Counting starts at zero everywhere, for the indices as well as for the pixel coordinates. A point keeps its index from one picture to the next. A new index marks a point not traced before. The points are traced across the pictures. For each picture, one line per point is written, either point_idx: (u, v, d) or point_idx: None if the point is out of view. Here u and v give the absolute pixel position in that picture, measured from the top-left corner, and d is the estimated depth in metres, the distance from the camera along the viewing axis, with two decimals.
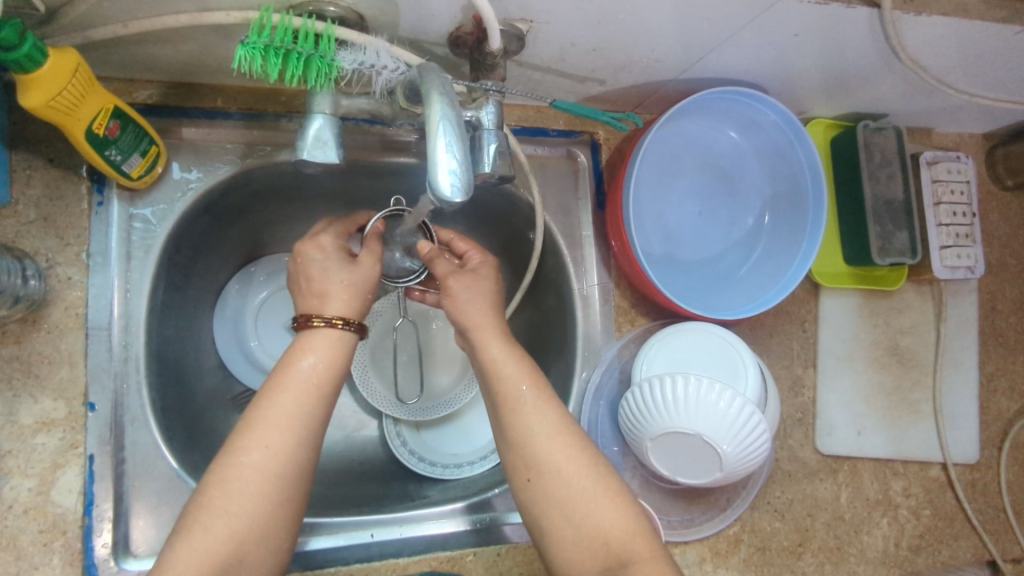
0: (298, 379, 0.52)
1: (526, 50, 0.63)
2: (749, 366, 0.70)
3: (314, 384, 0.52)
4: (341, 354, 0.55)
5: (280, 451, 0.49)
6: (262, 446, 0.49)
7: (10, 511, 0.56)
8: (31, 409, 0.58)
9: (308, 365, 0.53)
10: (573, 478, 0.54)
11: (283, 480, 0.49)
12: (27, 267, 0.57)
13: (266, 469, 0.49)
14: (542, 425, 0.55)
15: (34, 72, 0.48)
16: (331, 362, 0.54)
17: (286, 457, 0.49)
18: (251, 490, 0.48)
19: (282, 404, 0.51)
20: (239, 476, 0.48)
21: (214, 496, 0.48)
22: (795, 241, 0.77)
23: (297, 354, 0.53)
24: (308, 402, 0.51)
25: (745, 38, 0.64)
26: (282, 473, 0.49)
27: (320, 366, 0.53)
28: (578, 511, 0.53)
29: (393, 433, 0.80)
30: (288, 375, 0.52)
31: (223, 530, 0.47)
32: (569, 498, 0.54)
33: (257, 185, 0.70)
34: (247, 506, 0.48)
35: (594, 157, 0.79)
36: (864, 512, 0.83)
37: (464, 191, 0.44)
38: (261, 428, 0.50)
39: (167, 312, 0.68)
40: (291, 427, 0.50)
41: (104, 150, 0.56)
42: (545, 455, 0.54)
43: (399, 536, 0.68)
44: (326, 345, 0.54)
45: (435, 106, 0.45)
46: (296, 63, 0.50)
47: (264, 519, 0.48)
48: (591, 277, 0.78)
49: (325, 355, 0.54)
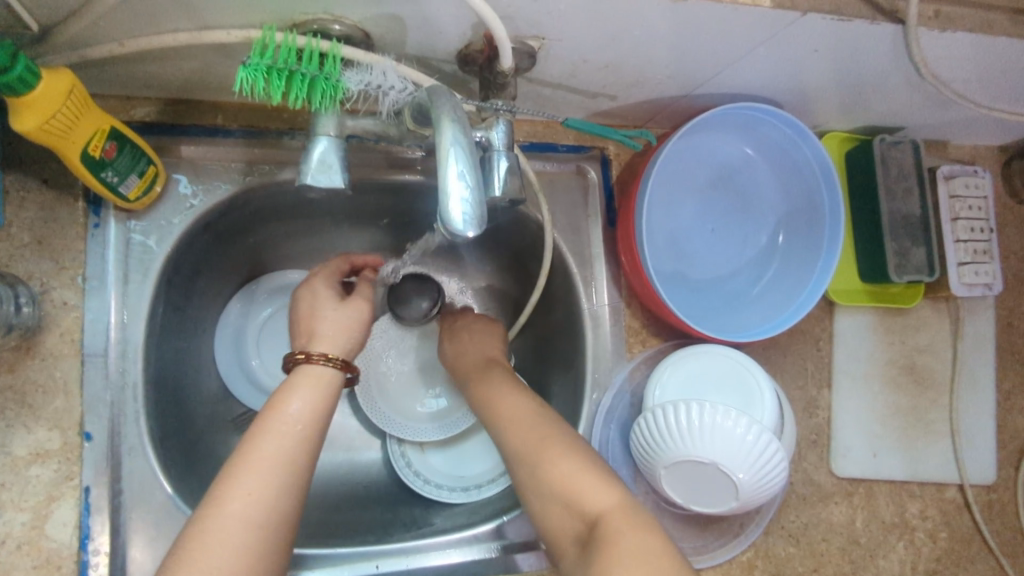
0: (281, 425, 0.50)
1: (537, 67, 0.61)
2: (766, 392, 0.68)
3: (298, 428, 0.50)
4: (325, 399, 0.54)
5: (267, 496, 0.47)
6: (246, 493, 0.46)
7: (3, 547, 0.54)
8: (25, 440, 0.56)
9: (292, 410, 0.51)
10: (542, 453, 0.53)
11: (268, 527, 0.46)
12: (20, 294, 0.55)
13: (252, 517, 0.45)
14: (552, 449, 0.53)
15: (26, 95, 0.46)
16: (314, 405, 0.52)
17: (271, 503, 0.47)
18: (234, 538, 0.45)
19: (264, 448, 0.49)
20: (222, 523, 0.45)
21: (196, 544, 0.44)
22: (810, 259, 0.75)
23: (282, 401, 0.52)
24: (293, 449, 0.50)
25: (765, 53, 0.61)
26: (267, 520, 0.46)
27: (304, 411, 0.52)
28: (553, 483, 0.51)
29: (398, 453, 0.78)
30: (270, 420, 0.50)
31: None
32: (546, 473, 0.52)
33: (259, 204, 0.68)
34: (233, 556, 0.44)
35: (604, 173, 0.77)
36: (880, 536, 0.81)
37: (476, 223, 0.42)
38: (245, 473, 0.47)
39: (166, 335, 0.66)
40: (275, 471, 0.48)
41: (100, 172, 0.54)
42: (521, 445, 0.54)
43: (404, 568, 0.66)
44: (310, 390, 0.53)
45: (446, 131, 0.43)
46: (300, 85, 0.48)
47: (251, 569, 0.44)
48: (602, 297, 0.76)
49: (309, 399, 0.53)
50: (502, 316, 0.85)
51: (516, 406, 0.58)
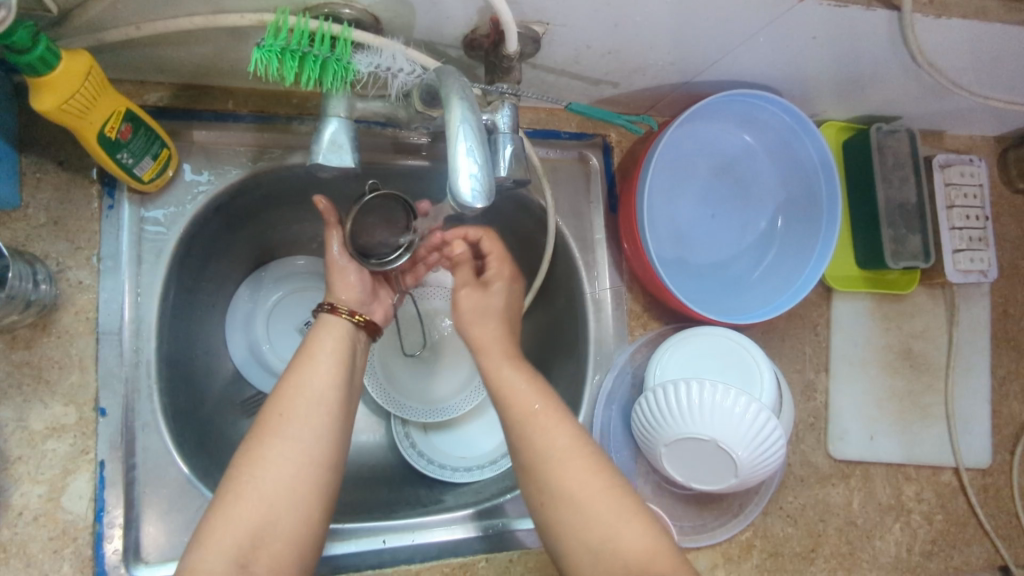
0: (310, 365, 0.57)
1: (541, 52, 0.62)
2: (765, 372, 0.69)
3: (326, 364, 0.57)
4: (347, 342, 0.61)
5: (303, 420, 0.53)
6: (280, 415, 0.53)
7: (20, 518, 0.56)
8: (42, 414, 0.57)
9: (323, 351, 0.59)
10: (588, 503, 0.54)
11: (306, 445, 0.52)
12: (38, 271, 0.57)
13: (289, 437, 0.52)
14: (560, 438, 0.57)
15: (47, 76, 0.47)
16: (336, 347, 0.60)
17: (308, 426, 0.53)
18: (276, 454, 0.51)
19: (298, 384, 0.56)
20: (265, 442, 0.52)
21: (245, 464, 0.51)
22: (807, 244, 0.77)
23: (315, 342, 0.60)
24: (327, 379, 0.57)
25: (763, 40, 0.63)
26: (304, 438, 0.53)
27: (330, 351, 0.59)
28: (595, 538, 0.53)
29: (400, 433, 0.79)
30: (301, 363, 0.58)
31: (254, 490, 0.50)
32: (585, 521, 0.54)
33: (268, 188, 0.70)
34: (275, 468, 0.51)
35: (606, 160, 0.78)
36: (877, 517, 0.82)
37: (484, 197, 0.44)
38: (282, 404, 0.54)
39: (178, 316, 0.67)
40: (309, 400, 0.55)
41: (115, 153, 0.55)
42: (559, 481, 0.55)
43: (411, 542, 0.67)
44: (336, 332, 0.61)
45: (455, 109, 0.45)
46: (312, 66, 0.49)
47: (294, 481, 0.51)
48: (603, 281, 0.77)
49: (332, 344, 0.60)
50: None
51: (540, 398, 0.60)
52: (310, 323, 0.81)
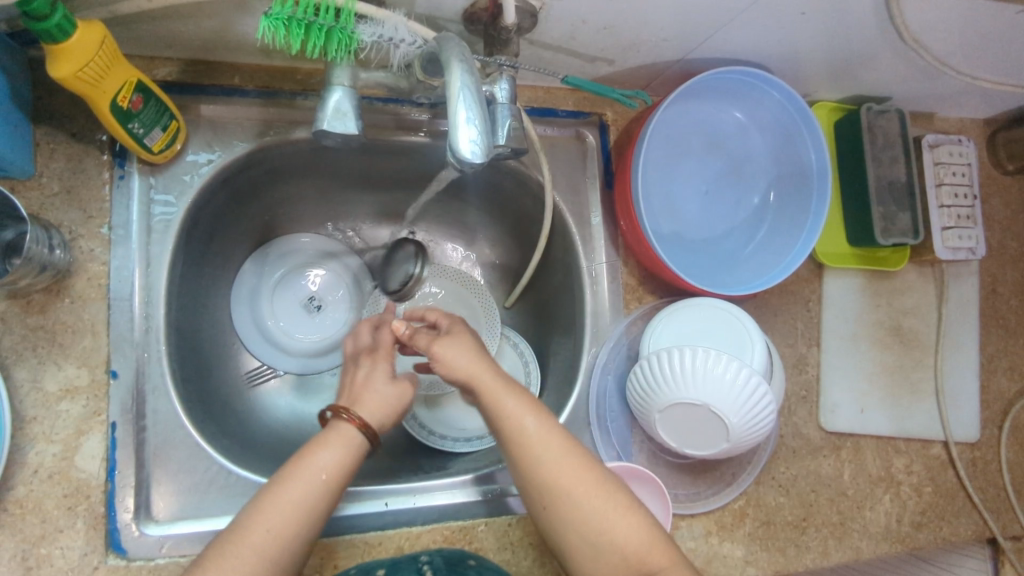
0: (307, 476, 0.53)
1: (539, 28, 0.64)
2: (756, 341, 0.71)
3: (323, 481, 0.54)
4: (352, 461, 0.56)
5: (280, 539, 0.51)
6: (265, 531, 0.51)
7: (35, 476, 0.58)
8: (56, 376, 0.59)
9: (323, 460, 0.54)
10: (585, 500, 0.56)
11: (275, 567, 0.51)
12: (53, 237, 0.59)
13: (264, 553, 0.50)
14: (549, 450, 0.57)
15: (64, 43, 0.49)
16: (340, 464, 0.55)
17: (281, 545, 0.51)
18: (242, 570, 0.49)
19: (288, 495, 0.52)
20: (238, 557, 0.50)
21: (210, 568, 0.49)
22: (797, 220, 0.79)
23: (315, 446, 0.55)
24: (318, 495, 0.53)
25: (754, 16, 0.65)
26: (274, 560, 0.51)
27: (333, 472, 0.54)
28: (592, 530, 0.56)
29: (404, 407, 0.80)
30: (299, 470, 0.54)
31: None
32: (584, 518, 0.56)
33: (273, 162, 0.72)
34: None
35: (603, 138, 0.80)
36: (867, 488, 0.84)
37: (484, 155, 0.46)
38: (265, 517, 0.51)
39: (186, 286, 0.69)
40: (290, 521, 0.52)
41: (127, 123, 0.57)
42: (553, 482, 0.56)
43: (412, 506, 0.69)
44: (345, 444, 0.56)
45: (455, 73, 0.47)
46: (317, 35, 0.51)
47: None
48: (600, 256, 0.79)
49: (337, 459, 0.55)
50: (504, 280, 0.88)
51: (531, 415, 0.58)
52: (313, 298, 0.83)
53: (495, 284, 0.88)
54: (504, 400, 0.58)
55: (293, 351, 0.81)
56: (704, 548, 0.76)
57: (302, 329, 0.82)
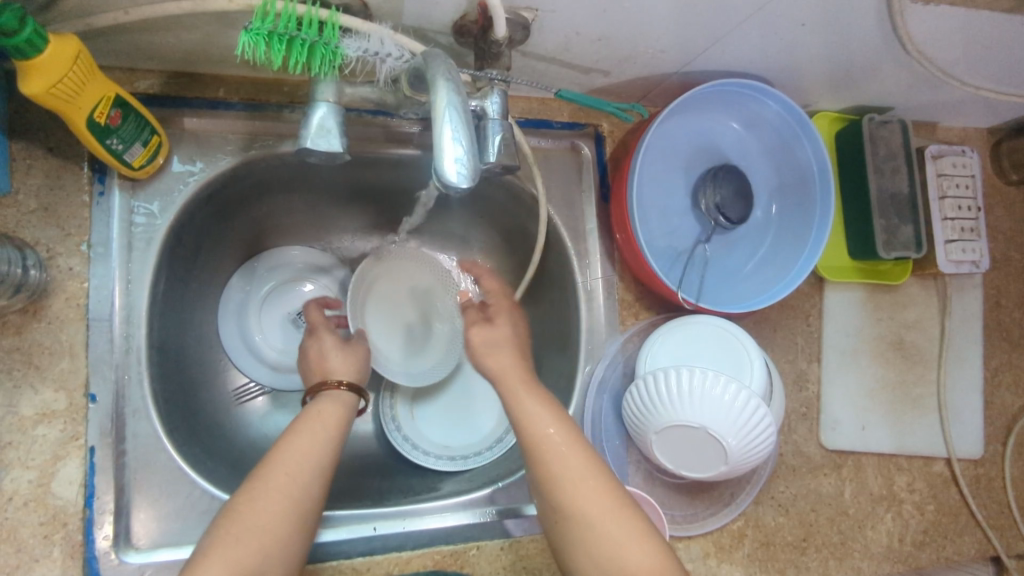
0: (316, 424, 0.57)
1: (531, 39, 0.62)
2: (755, 360, 0.69)
3: (331, 427, 0.57)
4: (350, 407, 0.61)
5: (303, 477, 0.52)
6: (285, 475, 0.52)
7: (10, 504, 0.56)
8: (32, 399, 0.57)
9: (327, 411, 0.58)
10: (598, 522, 0.53)
11: (302, 505, 0.51)
12: (28, 257, 0.57)
13: (291, 494, 0.51)
14: (572, 464, 0.55)
15: (35, 58, 0.47)
16: (342, 412, 0.59)
17: (307, 485, 0.52)
18: (275, 508, 0.50)
19: (302, 439, 0.55)
20: (269, 495, 0.51)
21: (244, 509, 0.50)
22: (800, 236, 0.77)
23: (315, 406, 0.59)
24: (328, 441, 0.56)
25: (752, 27, 0.63)
26: (301, 498, 0.52)
27: (336, 418, 0.58)
28: (603, 549, 0.52)
29: (388, 416, 0.80)
30: (308, 419, 0.57)
31: (249, 541, 0.48)
32: (595, 533, 0.53)
33: (260, 176, 0.70)
34: (271, 519, 0.50)
35: (598, 150, 0.78)
36: (868, 507, 0.82)
37: (471, 178, 0.44)
38: (286, 459, 0.53)
39: (169, 304, 0.67)
40: (311, 461, 0.54)
41: (105, 139, 0.56)
42: (568, 495, 0.54)
43: (402, 529, 0.67)
44: (339, 401, 0.60)
45: (441, 93, 0.45)
46: (300, 50, 0.49)
47: (283, 538, 0.50)
48: (595, 271, 0.77)
49: (338, 407, 0.59)
50: (498, 293, 0.86)
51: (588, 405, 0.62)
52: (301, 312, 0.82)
53: None
54: (529, 407, 0.58)
55: (281, 367, 0.79)
56: (701, 570, 0.74)
57: (292, 346, 0.80)
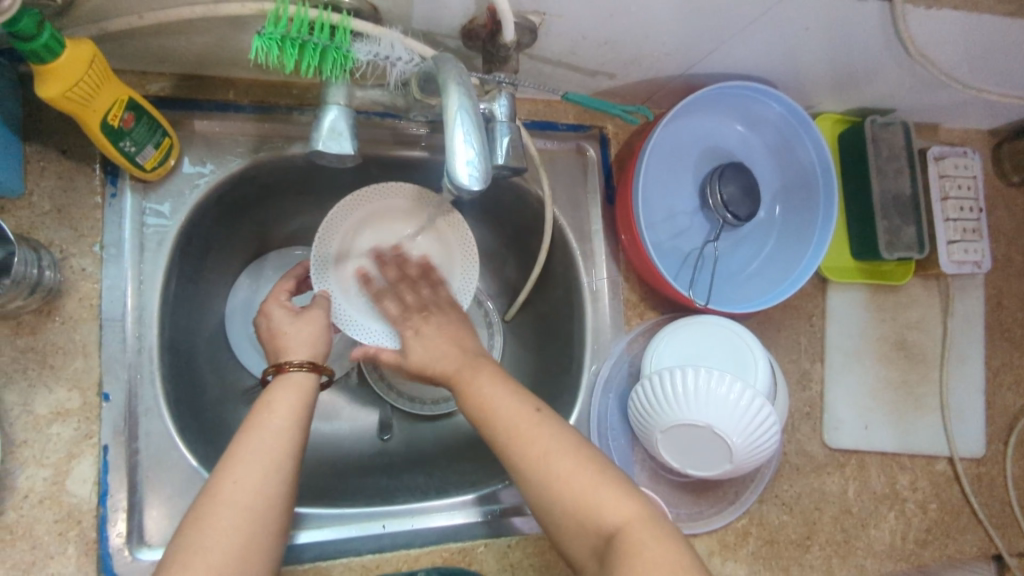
0: (264, 423, 0.54)
1: (538, 43, 0.63)
2: (759, 360, 0.70)
3: (280, 424, 0.55)
4: (304, 395, 0.58)
5: (251, 483, 0.50)
6: (233, 483, 0.50)
7: (25, 501, 0.56)
8: (47, 399, 0.58)
9: (275, 408, 0.56)
10: (547, 464, 0.54)
11: (258, 512, 0.49)
12: (43, 258, 0.58)
13: (242, 502, 0.49)
14: (515, 417, 0.56)
15: (52, 63, 0.48)
16: (292, 402, 0.57)
17: (258, 490, 0.50)
18: (225, 522, 0.48)
19: (247, 442, 0.53)
20: (216, 510, 0.48)
21: (193, 530, 0.48)
22: (804, 237, 0.78)
23: (262, 401, 0.57)
24: (277, 437, 0.54)
25: (757, 30, 0.64)
26: (256, 505, 0.49)
27: (287, 411, 0.56)
28: (561, 494, 0.53)
29: (376, 379, 0.82)
30: (256, 419, 0.55)
31: (202, 561, 0.46)
32: (553, 480, 0.53)
33: (269, 178, 0.71)
34: (224, 533, 0.48)
35: (603, 152, 0.79)
36: (871, 506, 0.83)
37: (483, 180, 0.45)
38: (233, 466, 0.51)
39: (180, 304, 0.68)
40: (259, 464, 0.51)
41: (119, 142, 0.56)
42: (521, 445, 0.55)
43: (410, 527, 0.68)
44: (289, 393, 0.58)
45: (453, 96, 0.46)
46: (312, 54, 0.50)
47: (243, 550, 0.48)
48: (600, 271, 0.78)
49: (289, 399, 0.57)
50: (504, 293, 0.87)
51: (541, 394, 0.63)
52: None
53: (494, 297, 0.87)
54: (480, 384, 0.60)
55: None
56: (706, 568, 0.75)
57: None
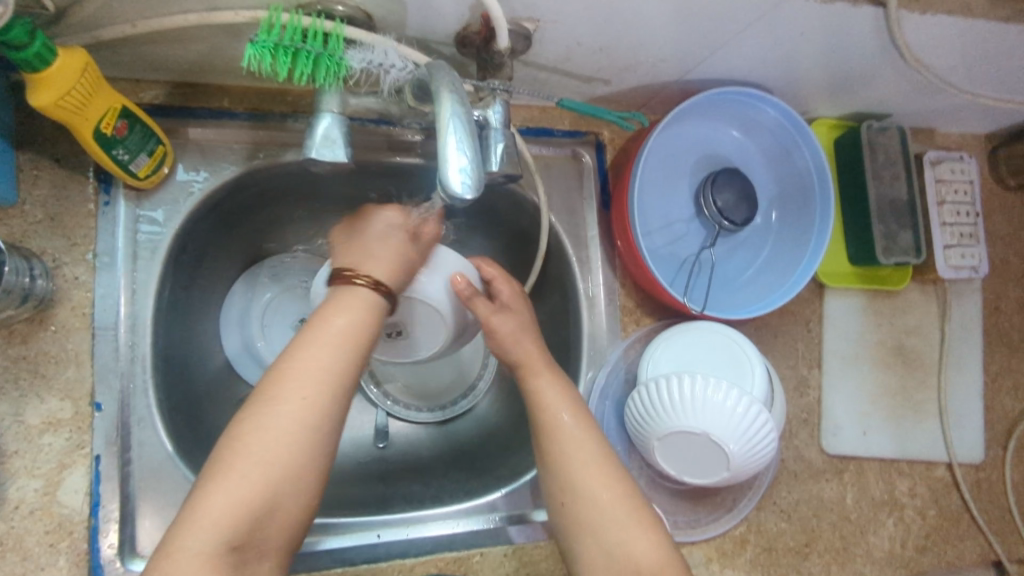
0: (328, 338, 0.51)
1: (534, 49, 0.63)
2: (756, 367, 0.70)
3: (344, 339, 0.51)
4: (373, 313, 0.53)
5: (313, 403, 0.48)
6: (293, 402, 0.48)
7: (16, 512, 0.56)
8: (38, 408, 0.58)
9: (338, 322, 0.51)
10: (604, 505, 0.56)
11: (316, 433, 0.48)
12: (35, 267, 0.57)
13: (300, 420, 0.48)
14: (582, 453, 0.57)
15: (43, 72, 0.48)
16: (360, 321, 0.52)
17: (317, 410, 0.48)
18: (279, 439, 0.47)
19: (310, 357, 0.50)
20: (274, 426, 0.47)
21: (247, 445, 0.47)
22: (800, 243, 0.78)
23: (323, 318, 0.52)
24: (339, 354, 0.51)
25: (751, 37, 0.64)
26: (313, 422, 0.48)
27: (351, 327, 0.52)
28: (609, 538, 0.55)
29: (376, 393, 0.82)
30: (317, 331, 0.51)
31: (256, 480, 0.46)
32: (601, 521, 0.55)
33: (264, 185, 0.70)
34: (277, 451, 0.47)
35: (599, 158, 0.79)
36: (870, 512, 0.82)
37: (475, 188, 0.45)
38: (292, 382, 0.49)
39: (174, 312, 0.68)
40: (320, 383, 0.49)
41: (111, 150, 0.56)
42: (578, 481, 0.56)
43: (406, 537, 0.67)
44: (357, 310, 0.53)
45: (445, 103, 0.46)
46: (305, 62, 0.50)
47: (296, 471, 0.47)
48: (596, 278, 0.78)
49: (356, 316, 0.52)
50: None
51: (570, 409, 0.60)
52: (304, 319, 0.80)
53: None
54: (546, 390, 0.60)
55: None
56: None
57: None
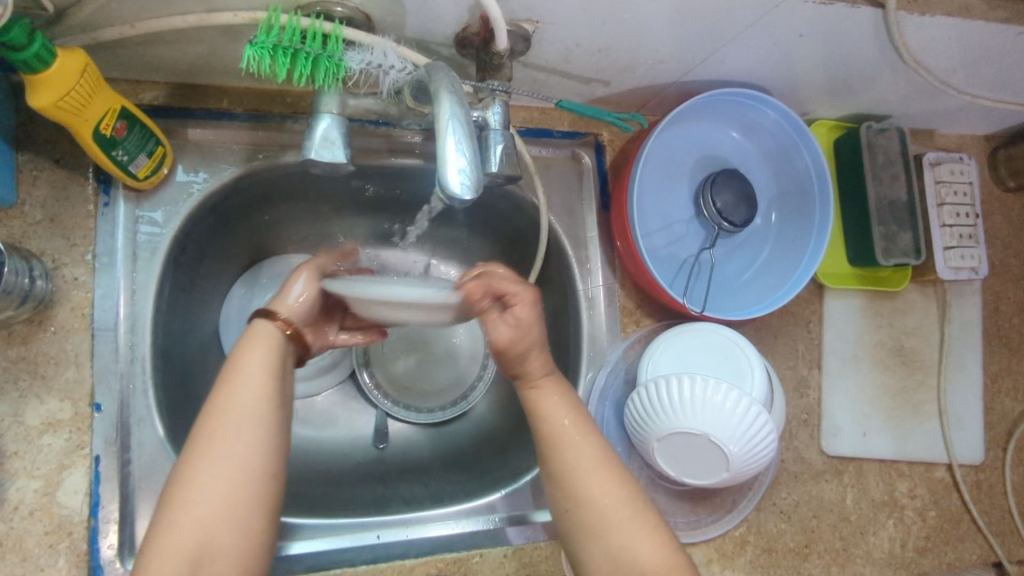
0: (242, 378, 0.50)
1: (533, 50, 0.63)
2: (756, 367, 0.70)
3: (259, 377, 0.50)
4: (280, 350, 0.52)
5: (236, 445, 0.47)
6: (215, 448, 0.47)
7: (16, 513, 0.56)
8: (38, 409, 0.58)
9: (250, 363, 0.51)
10: (609, 511, 0.55)
11: (245, 473, 0.47)
12: (34, 268, 0.58)
13: (226, 465, 0.47)
14: (582, 458, 0.57)
15: (43, 72, 0.48)
16: (270, 360, 0.51)
17: (244, 450, 0.47)
18: (208, 487, 0.46)
19: (225, 401, 0.49)
20: (198, 476, 0.46)
21: (174, 502, 0.46)
22: (799, 243, 0.78)
23: (237, 361, 0.51)
24: (256, 393, 0.50)
25: (750, 38, 0.64)
26: (240, 465, 0.47)
27: (261, 367, 0.51)
28: (613, 543, 0.54)
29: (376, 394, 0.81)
30: (230, 376, 0.50)
31: (190, 533, 0.45)
32: (606, 528, 0.55)
33: (263, 186, 0.70)
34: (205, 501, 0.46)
35: (598, 159, 0.79)
36: (870, 514, 0.82)
37: (474, 189, 0.45)
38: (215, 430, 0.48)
39: (173, 313, 0.68)
40: (241, 424, 0.48)
41: (111, 150, 0.56)
42: (582, 487, 0.56)
43: (405, 538, 0.68)
44: (266, 349, 0.52)
45: (444, 103, 0.45)
46: (304, 63, 0.50)
47: (231, 516, 0.46)
48: (596, 279, 0.78)
49: (266, 355, 0.51)
50: None
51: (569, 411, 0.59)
52: None
53: None
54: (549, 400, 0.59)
55: None
56: None
57: None
